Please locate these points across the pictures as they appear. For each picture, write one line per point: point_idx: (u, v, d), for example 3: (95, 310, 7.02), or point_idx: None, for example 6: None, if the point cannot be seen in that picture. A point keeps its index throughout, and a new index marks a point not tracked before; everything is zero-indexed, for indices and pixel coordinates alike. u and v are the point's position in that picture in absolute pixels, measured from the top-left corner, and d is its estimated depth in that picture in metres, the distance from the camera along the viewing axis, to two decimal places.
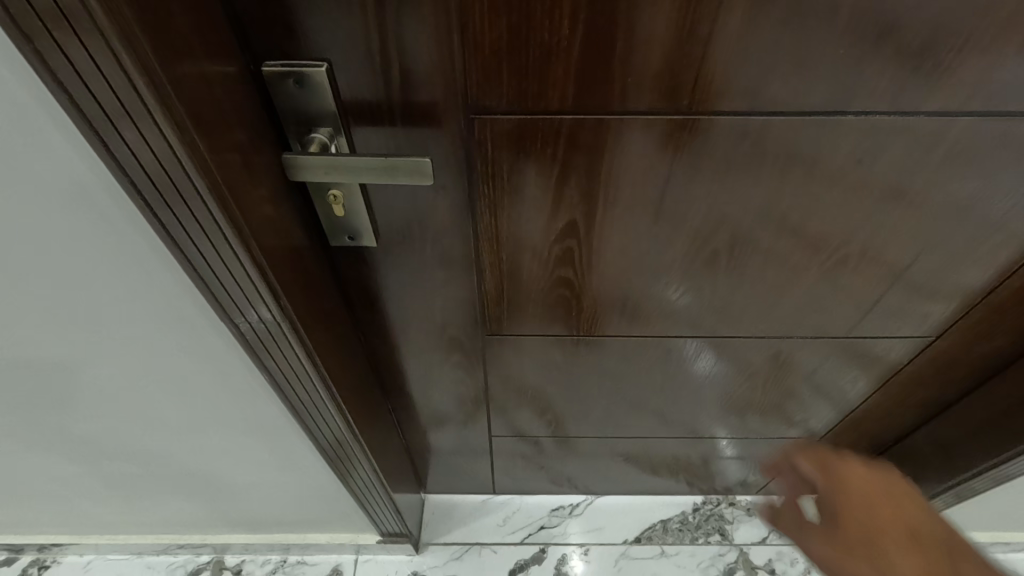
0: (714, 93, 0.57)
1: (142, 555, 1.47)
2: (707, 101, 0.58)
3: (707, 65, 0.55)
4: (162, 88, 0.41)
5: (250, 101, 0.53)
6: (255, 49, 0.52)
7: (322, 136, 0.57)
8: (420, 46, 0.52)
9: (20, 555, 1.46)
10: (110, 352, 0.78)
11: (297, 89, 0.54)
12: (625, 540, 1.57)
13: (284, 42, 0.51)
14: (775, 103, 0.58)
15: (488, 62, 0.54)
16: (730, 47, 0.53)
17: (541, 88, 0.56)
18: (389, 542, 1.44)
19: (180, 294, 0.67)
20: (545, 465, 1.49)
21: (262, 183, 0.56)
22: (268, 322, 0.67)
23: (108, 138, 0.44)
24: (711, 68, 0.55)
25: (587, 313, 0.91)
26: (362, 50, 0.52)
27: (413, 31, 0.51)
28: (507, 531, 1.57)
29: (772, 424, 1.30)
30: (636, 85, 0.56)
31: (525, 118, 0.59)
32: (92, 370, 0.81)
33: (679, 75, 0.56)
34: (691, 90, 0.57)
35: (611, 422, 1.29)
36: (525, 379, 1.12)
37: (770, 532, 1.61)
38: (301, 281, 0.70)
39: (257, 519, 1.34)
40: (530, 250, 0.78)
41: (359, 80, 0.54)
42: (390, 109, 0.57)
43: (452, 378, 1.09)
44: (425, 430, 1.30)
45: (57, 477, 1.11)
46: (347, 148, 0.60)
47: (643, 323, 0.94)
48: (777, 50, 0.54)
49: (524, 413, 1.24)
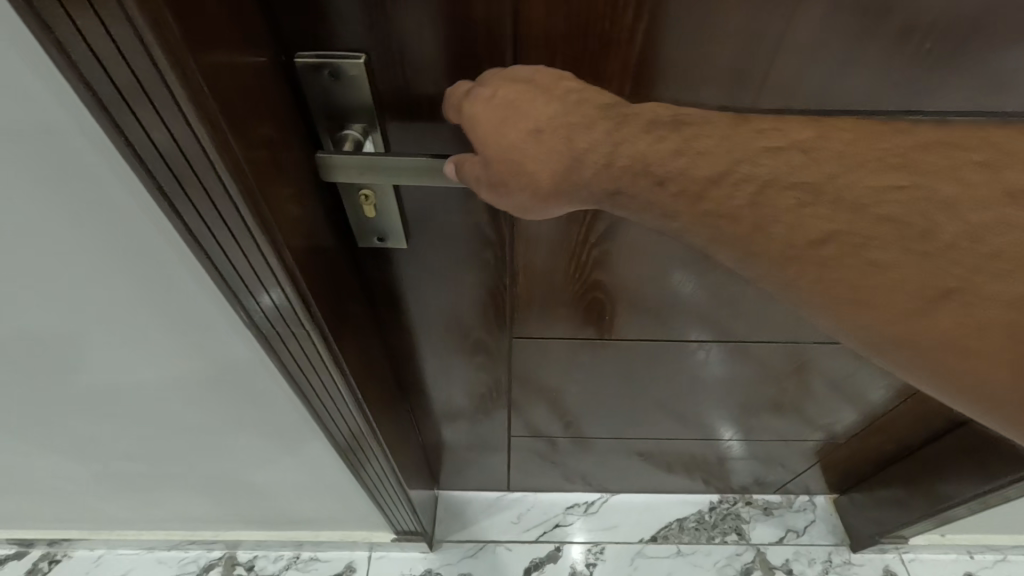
0: (776, 92, 0.53)
1: (154, 550, 1.45)
2: (772, 98, 0.53)
3: (772, 61, 0.51)
4: (193, 78, 0.37)
5: (281, 92, 0.49)
6: (287, 38, 0.48)
7: (356, 133, 0.54)
8: (464, 35, 0.48)
9: (30, 548, 1.44)
10: (120, 348, 0.74)
11: (332, 82, 0.50)
12: (641, 539, 1.55)
13: (318, 31, 0.47)
14: (845, 101, 0.54)
15: (535, 54, 0.50)
16: (798, 40, 0.49)
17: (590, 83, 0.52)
18: (404, 539, 1.43)
19: (195, 289, 0.63)
20: (559, 463, 1.47)
21: (291, 177, 0.52)
22: (288, 314, 0.61)
23: (130, 129, 0.40)
24: (780, 61, 0.50)
25: (612, 313, 0.89)
26: (401, 40, 0.48)
27: (458, 20, 0.47)
28: (521, 529, 1.55)
29: (796, 424, 1.28)
30: (692, 82, 0.52)
31: None
32: (104, 368, 0.78)
33: (744, 69, 0.51)
34: (752, 88, 0.53)
35: (629, 422, 1.27)
36: (545, 379, 1.09)
37: (787, 532, 1.59)
38: (326, 273, 0.65)
39: (270, 516, 1.31)
40: (557, 248, 0.75)
41: (398, 73, 0.51)
42: (429, 104, 0.53)
43: (467, 378, 1.06)
44: (440, 428, 1.27)
45: (69, 475, 1.08)
46: (381, 147, 0.57)
47: (673, 323, 0.91)
48: (854, 43, 0.49)
49: (541, 413, 1.21)
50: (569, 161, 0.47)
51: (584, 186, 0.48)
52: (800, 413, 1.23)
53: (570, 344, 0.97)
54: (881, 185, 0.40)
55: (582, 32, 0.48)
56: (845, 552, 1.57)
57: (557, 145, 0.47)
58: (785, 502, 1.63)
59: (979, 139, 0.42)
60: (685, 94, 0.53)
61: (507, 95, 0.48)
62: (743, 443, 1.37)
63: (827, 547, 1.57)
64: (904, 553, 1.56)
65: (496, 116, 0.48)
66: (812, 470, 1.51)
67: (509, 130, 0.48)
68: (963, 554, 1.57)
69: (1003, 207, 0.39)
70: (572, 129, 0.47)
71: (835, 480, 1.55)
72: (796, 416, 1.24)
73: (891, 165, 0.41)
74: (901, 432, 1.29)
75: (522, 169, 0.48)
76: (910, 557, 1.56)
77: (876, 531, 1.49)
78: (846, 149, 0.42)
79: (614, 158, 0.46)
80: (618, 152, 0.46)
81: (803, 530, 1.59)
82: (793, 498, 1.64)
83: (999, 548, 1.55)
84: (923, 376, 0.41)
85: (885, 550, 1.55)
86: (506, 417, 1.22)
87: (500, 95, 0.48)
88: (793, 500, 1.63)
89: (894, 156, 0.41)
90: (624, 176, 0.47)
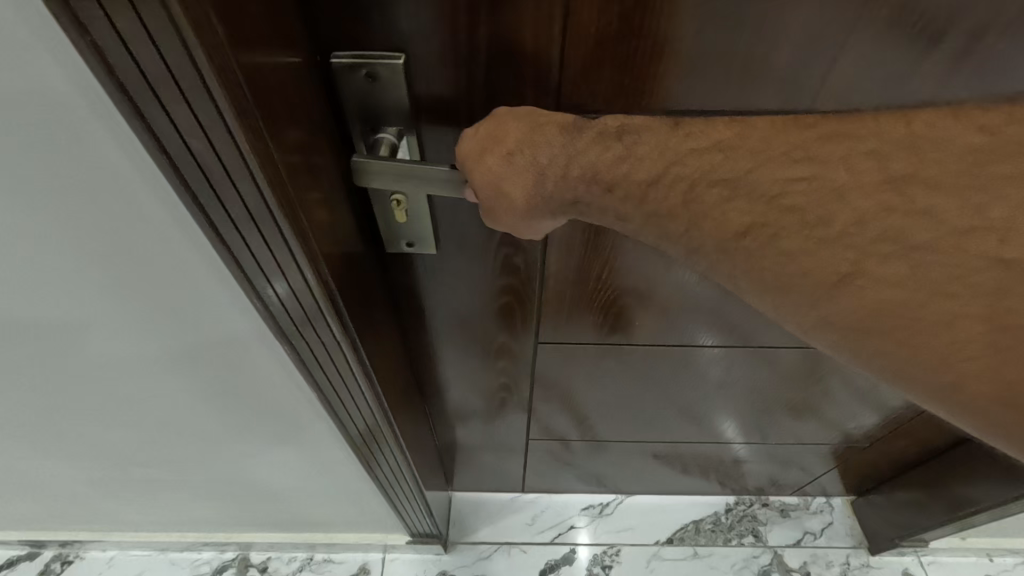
0: (834, 96, 0.50)
1: (166, 551, 1.44)
2: (830, 100, 0.51)
3: (831, 62, 0.48)
4: (228, 72, 0.34)
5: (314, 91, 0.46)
6: (323, 37, 0.45)
7: (391, 137, 0.51)
8: (508, 35, 0.46)
9: (42, 549, 1.43)
10: (133, 347, 0.71)
11: (367, 83, 0.48)
12: (657, 541, 1.54)
13: (355, 29, 0.45)
14: (909, 104, 0.51)
15: (581, 57, 0.47)
16: (861, 42, 0.46)
17: (637, 87, 0.49)
18: (418, 541, 1.41)
19: (213, 287, 0.60)
20: (574, 464, 1.45)
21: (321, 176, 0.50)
22: (310, 314, 0.58)
23: (158, 125, 0.37)
24: (842, 61, 0.48)
25: (619, 319, 0.86)
26: (443, 40, 0.46)
27: (504, 18, 0.44)
28: (536, 530, 1.53)
29: (816, 427, 1.26)
30: (747, 85, 0.49)
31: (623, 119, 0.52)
32: (116, 368, 0.75)
33: (805, 69, 0.48)
34: (807, 91, 0.50)
35: (647, 424, 1.24)
36: (564, 383, 1.07)
37: (804, 534, 1.57)
38: (351, 272, 0.62)
39: (284, 519, 1.30)
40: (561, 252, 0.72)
41: (436, 75, 0.48)
42: (467, 107, 0.51)
43: (478, 380, 1.05)
44: (453, 428, 1.25)
45: (83, 478, 1.07)
46: (415, 153, 0.54)
47: (689, 329, 0.90)
48: (925, 42, 0.46)
49: (559, 416, 1.20)
50: (533, 177, 0.47)
51: (551, 196, 0.48)
52: (822, 416, 1.21)
53: (591, 348, 0.95)
54: (784, 181, 0.42)
55: (632, 32, 0.46)
56: (863, 554, 1.55)
57: (526, 166, 0.47)
58: (802, 504, 1.61)
59: (870, 120, 0.42)
60: (737, 98, 0.51)
61: (490, 125, 0.48)
62: (758, 446, 1.36)
63: (845, 550, 1.55)
64: (922, 556, 1.54)
65: (479, 146, 0.48)
66: (830, 472, 1.49)
67: (485, 152, 0.47)
68: (983, 556, 1.55)
69: (899, 188, 0.40)
70: (536, 148, 0.46)
71: (854, 483, 1.53)
72: (816, 420, 1.23)
73: (794, 159, 0.42)
74: (925, 436, 1.27)
75: (500, 190, 0.48)
76: (928, 560, 1.54)
77: (896, 534, 1.48)
78: (756, 148, 0.43)
79: (568, 169, 0.46)
80: (572, 162, 0.46)
81: (820, 532, 1.58)
82: (810, 500, 1.62)
83: (1019, 550, 1.53)
84: (897, 369, 0.42)
85: (903, 553, 1.54)
86: (522, 419, 1.21)
87: (487, 127, 0.48)
88: (810, 502, 1.62)
89: (788, 146, 0.42)
90: (577, 186, 0.47)
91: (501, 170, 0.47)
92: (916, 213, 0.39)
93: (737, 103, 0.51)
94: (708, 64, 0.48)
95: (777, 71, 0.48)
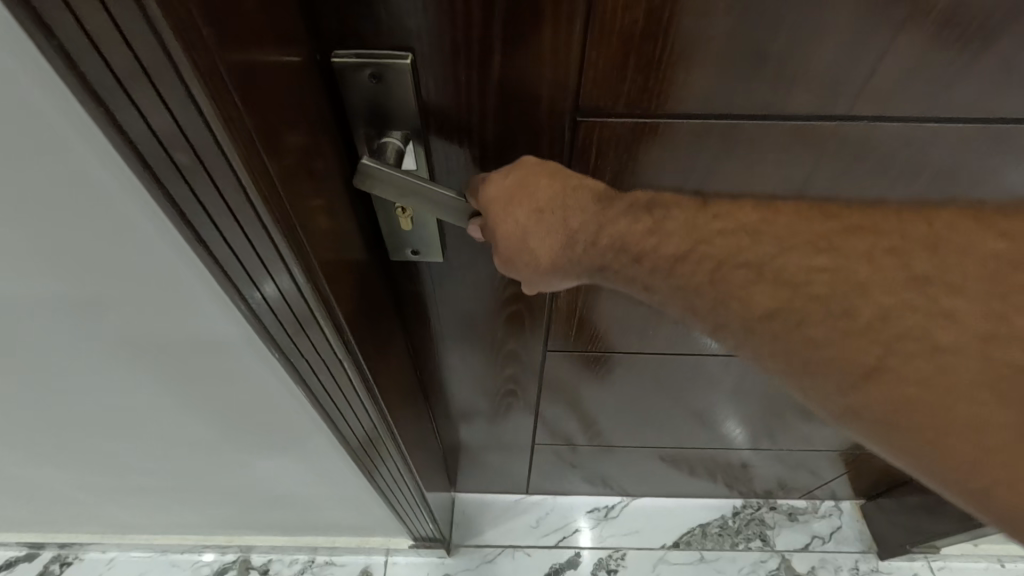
0: (876, 99, 0.47)
1: (167, 553, 1.42)
2: (871, 104, 0.47)
3: (876, 62, 0.44)
4: (200, 49, 0.29)
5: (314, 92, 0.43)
6: (324, 34, 0.42)
7: (396, 142, 0.48)
8: (527, 36, 0.42)
9: (41, 550, 1.42)
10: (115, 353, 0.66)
11: (373, 85, 0.44)
12: (663, 545, 1.52)
13: (359, 26, 0.41)
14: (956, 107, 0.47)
15: (607, 57, 0.43)
16: (909, 42, 0.43)
17: (665, 89, 0.46)
18: (421, 545, 1.39)
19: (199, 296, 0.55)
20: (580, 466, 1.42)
21: (320, 181, 0.46)
22: (308, 320, 0.52)
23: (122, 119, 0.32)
24: (887, 63, 0.44)
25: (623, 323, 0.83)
26: (454, 40, 0.42)
27: (520, 15, 0.40)
28: (540, 533, 1.51)
29: (828, 431, 1.23)
30: (781, 87, 0.46)
31: (647, 122, 0.48)
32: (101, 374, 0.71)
33: (846, 71, 0.45)
34: (849, 93, 0.46)
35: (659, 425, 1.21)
36: (573, 387, 1.04)
37: (813, 538, 1.55)
38: (352, 276, 0.57)
39: (285, 523, 1.27)
40: None
41: (449, 75, 0.44)
42: (483, 110, 0.47)
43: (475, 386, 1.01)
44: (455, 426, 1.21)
45: (80, 484, 1.04)
46: (422, 160, 0.51)
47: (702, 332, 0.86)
48: (978, 43, 0.43)
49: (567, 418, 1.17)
50: (559, 243, 0.47)
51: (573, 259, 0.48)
52: None
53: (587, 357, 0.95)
54: (807, 268, 0.39)
55: (661, 32, 0.42)
56: (873, 559, 1.53)
57: (555, 229, 0.47)
58: (811, 508, 1.59)
59: (890, 215, 0.40)
60: (771, 101, 0.47)
61: (521, 177, 0.46)
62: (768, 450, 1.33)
63: (855, 554, 1.53)
64: (932, 561, 1.52)
65: (508, 196, 0.46)
66: (841, 477, 1.47)
67: (512, 205, 0.46)
68: (994, 562, 1.53)
69: (920, 284, 0.37)
70: (569, 214, 0.46)
71: (865, 487, 1.50)
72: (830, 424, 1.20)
73: (816, 247, 0.40)
74: None
75: (523, 245, 0.47)
76: (939, 565, 1.52)
77: (907, 540, 1.45)
78: (782, 233, 0.41)
79: (598, 237, 0.46)
80: (601, 230, 0.46)
81: (830, 536, 1.55)
82: (819, 503, 1.59)
83: None
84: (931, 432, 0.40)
85: (913, 558, 1.51)
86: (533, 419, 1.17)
87: (515, 176, 0.46)
88: (819, 505, 1.59)
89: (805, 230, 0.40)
90: (606, 254, 0.47)
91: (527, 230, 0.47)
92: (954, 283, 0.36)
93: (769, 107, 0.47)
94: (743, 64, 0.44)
95: (818, 71, 0.45)
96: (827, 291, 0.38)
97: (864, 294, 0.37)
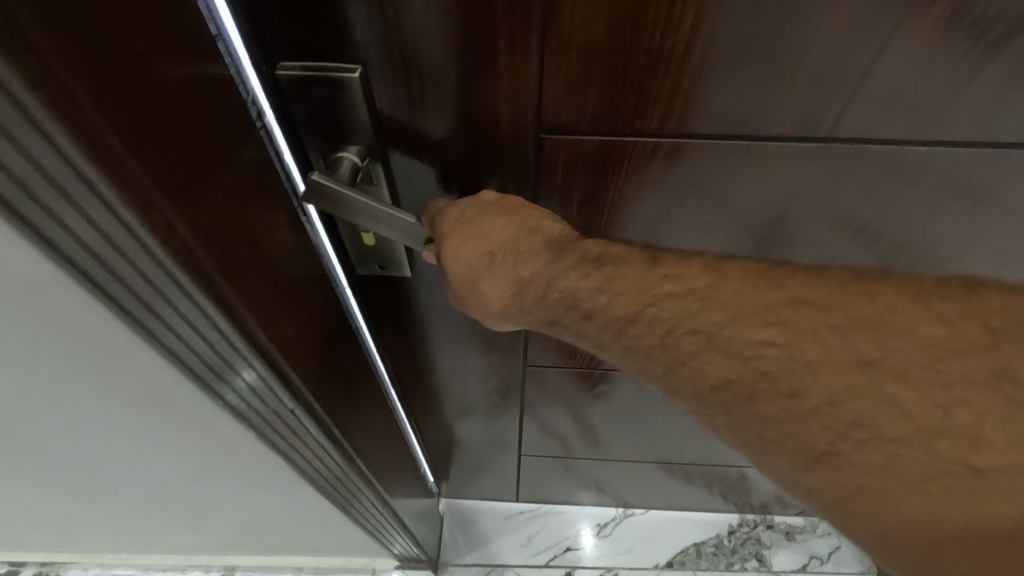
0: (886, 107, 0.36)
1: (148, 569, 1.38)
2: (885, 123, 0.37)
3: (882, 49, 0.33)
4: (56, 76, 0.19)
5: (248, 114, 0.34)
6: (264, 38, 0.33)
7: (353, 157, 0.38)
8: (470, 39, 0.33)
9: (21, 566, 1.38)
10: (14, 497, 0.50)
11: (321, 97, 0.35)
12: (657, 565, 1.43)
13: (278, 32, 0.33)
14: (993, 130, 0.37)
15: (572, 70, 0.35)
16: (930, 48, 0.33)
17: (644, 105, 0.37)
18: (407, 564, 1.35)
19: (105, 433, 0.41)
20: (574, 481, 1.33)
21: (268, 241, 0.35)
22: (268, 412, 0.40)
23: None
24: (907, 78, 0.34)
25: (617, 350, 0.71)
26: (375, 40, 0.33)
27: (464, 18, 0.32)
28: (529, 552, 1.43)
29: None
30: (780, 102, 0.36)
31: (613, 139, 0.39)
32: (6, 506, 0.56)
33: (855, 85, 0.35)
34: (847, 93, 0.36)
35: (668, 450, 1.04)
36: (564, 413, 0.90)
37: (811, 558, 1.46)
38: (324, 345, 0.46)
39: (264, 546, 1.22)
40: None
41: (410, 89, 0.36)
42: (440, 127, 0.38)
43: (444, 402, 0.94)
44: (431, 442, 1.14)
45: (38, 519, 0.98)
46: (384, 181, 0.41)
47: None
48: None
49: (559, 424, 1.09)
50: (512, 292, 0.35)
51: (522, 310, 0.35)
52: None
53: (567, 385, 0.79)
54: (756, 343, 0.30)
55: (637, 40, 0.33)
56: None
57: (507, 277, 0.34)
58: (809, 526, 1.49)
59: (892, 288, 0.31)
60: (749, 109, 0.37)
61: (485, 213, 0.34)
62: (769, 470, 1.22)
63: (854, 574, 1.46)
64: None
65: (469, 234, 0.34)
66: None
67: (464, 244, 0.34)
68: None
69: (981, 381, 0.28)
70: (518, 257, 0.34)
71: None
72: None
73: (856, 323, 0.29)
74: None
75: (473, 293, 0.35)
76: None
77: None
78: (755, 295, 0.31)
79: (550, 291, 0.34)
80: (551, 286, 0.34)
81: (829, 557, 1.46)
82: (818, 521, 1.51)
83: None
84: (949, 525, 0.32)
85: None
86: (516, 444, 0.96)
87: (477, 211, 0.34)
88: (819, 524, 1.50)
89: (805, 305, 0.30)
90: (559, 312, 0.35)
91: (490, 278, 0.35)
92: (988, 375, 0.27)
93: (740, 116, 0.37)
94: (715, 71, 0.35)
95: (809, 64, 0.34)
96: (828, 390, 0.29)
97: (862, 394, 0.28)
